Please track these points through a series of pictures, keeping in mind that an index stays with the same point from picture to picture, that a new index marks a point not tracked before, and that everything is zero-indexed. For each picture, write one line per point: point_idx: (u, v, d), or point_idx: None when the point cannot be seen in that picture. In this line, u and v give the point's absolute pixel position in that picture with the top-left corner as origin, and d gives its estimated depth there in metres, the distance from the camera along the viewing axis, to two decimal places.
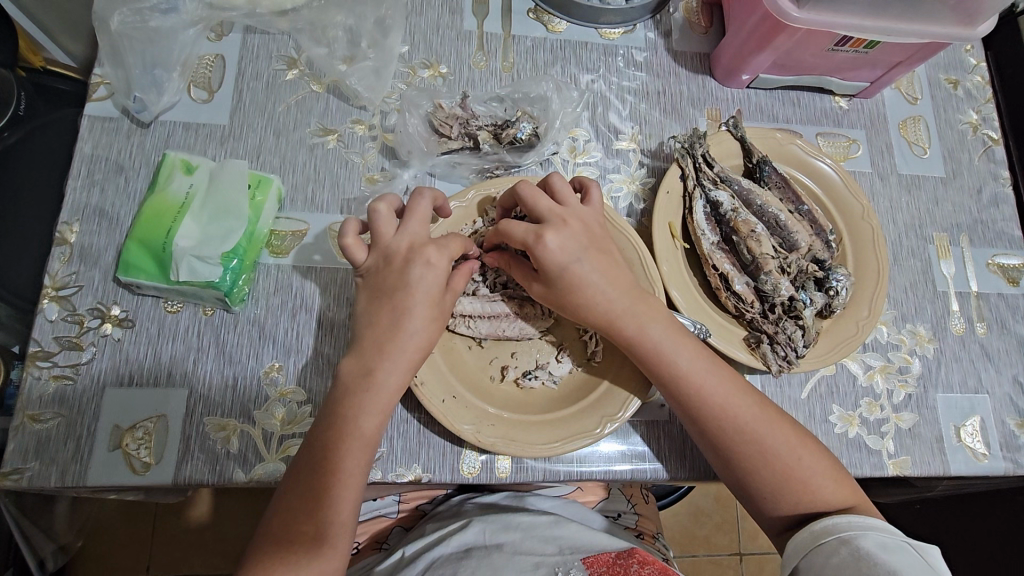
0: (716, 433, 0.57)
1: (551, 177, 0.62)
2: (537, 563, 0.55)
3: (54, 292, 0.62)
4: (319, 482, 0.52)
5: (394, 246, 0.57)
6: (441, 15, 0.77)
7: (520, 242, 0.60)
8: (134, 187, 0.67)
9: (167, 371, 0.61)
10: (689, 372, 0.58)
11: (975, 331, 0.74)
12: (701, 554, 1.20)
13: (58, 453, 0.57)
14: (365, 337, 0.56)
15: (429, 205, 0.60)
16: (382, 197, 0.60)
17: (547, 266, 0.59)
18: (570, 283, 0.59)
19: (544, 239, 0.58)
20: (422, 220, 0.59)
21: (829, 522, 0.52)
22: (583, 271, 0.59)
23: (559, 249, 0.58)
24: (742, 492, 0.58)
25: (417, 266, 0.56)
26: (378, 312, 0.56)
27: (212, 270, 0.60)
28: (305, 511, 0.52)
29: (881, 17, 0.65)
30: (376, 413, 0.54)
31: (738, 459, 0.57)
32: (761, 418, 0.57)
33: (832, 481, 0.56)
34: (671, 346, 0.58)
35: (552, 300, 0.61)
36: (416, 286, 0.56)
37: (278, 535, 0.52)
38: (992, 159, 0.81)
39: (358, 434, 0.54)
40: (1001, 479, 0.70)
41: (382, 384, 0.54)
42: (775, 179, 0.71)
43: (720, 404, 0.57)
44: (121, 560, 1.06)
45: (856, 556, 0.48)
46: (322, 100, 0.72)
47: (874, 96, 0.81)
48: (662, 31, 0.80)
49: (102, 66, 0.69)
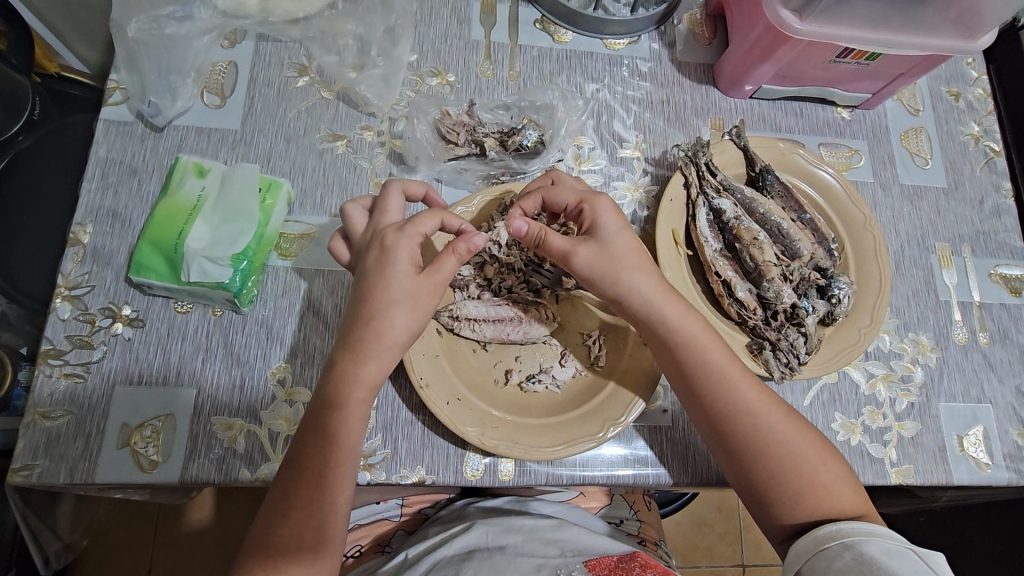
0: (743, 431, 0.57)
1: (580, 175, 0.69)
2: (538, 565, 0.56)
3: (66, 291, 0.63)
4: (296, 485, 0.53)
5: (362, 239, 0.59)
6: (449, 25, 0.78)
7: (574, 203, 0.62)
8: (147, 189, 0.68)
9: (175, 371, 0.62)
10: (725, 368, 0.58)
11: (978, 341, 0.74)
12: (704, 565, 1.20)
13: (68, 451, 0.58)
14: (348, 333, 0.56)
15: (398, 198, 0.61)
16: (354, 198, 0.62)
17: (602, 224, 0.60)
18: (617, 252, 0.60)
19: (603, 198, 0.61)
20: (390, 213, 0.60)
21: (833, 526, 0.52)
22: (633, 241, 0.61)
23: (613, 214, 0.61)
24: (756, 496, 0.58)
25: (373, 253, 0.57)
26: (359, 314, 0.56)
27: (223, 271, 0.61)
28: (283, 514, 0.52)
29: (883, 29, 0.65)
30: (354, 413, 0.55)
31: (770, 459, 0.56)
32: (789, 421, 0.58)
33: (850, 489, 0.56)
34: (704, 338, 0.59)
35: (600, 262, 0.59)
36: (378, 275, 0.56)
37: (259, 538, 0.52)
38: (994, 170, 0.82)
39: (339, 439, 0.54)
40: (1004, 489, 0.70)
41: (355, 379, 0.55)
42: (778, 188, 0.72)
43: (753, 401, 0.58)
44: (125, 560, 1.07)
45: (860, 560, 0.49)
46: (332, 107, 0.74)
47: (875, 107, 0.82)
48: (667, 42, 0.81)
49: (118, 72, 0.70)
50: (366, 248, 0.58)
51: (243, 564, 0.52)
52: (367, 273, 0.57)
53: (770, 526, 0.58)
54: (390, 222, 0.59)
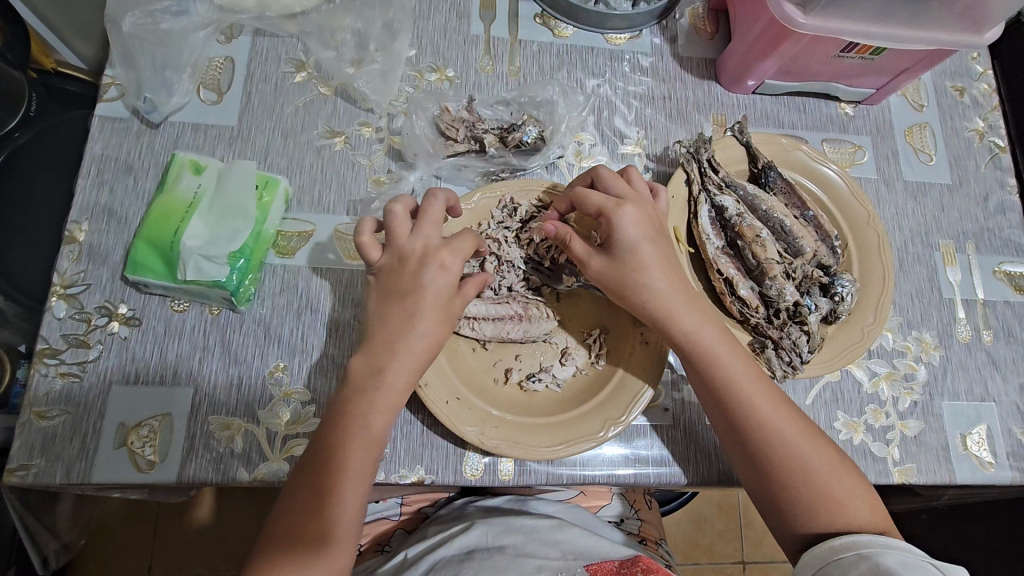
0: (757, 443, 0.57)
1: (631, 170, 0.65)
2: (540, 566, 0.56)
3: (62, 290, 0.63)
4: (322, 478, 0.53)
5: (410, 250, 0.58)
6: (448, 20, 0.77)
7: (596, 209, 0.60)
8: (144, 186, 0.68)
9: (172, 370, 0.61)
10: (740, 380, 0.58)
11: (981, 339, 0.74)
12: (704, 563, 1.20)
13: (64, 450, 0.58)
14: (383, 338, 0.57)
15: (442, 206, 0.60)
16: (398, 197, 0.60)
17: (619, 236, 0.59)
18: (639, 259, 0.59)
19: (624, 209, 0.59)
20: (434, 221, 0.59)
21: (850, 537, 0.52)
22: (650, 254, 0.59)
23: (634, 221, 0.59)
24: (766, 504, 0.58)
25: (431, 269, 0.58)
26: (398, 317, 0.57)
27: (220, 270, 0.60)
28: (309, 511, 0.52)
29: (889, 23, 0.65)
30: (385, 411, 0.55)
31: (779, 473, 0.56)
32: (804, 436, 0.57)
33: (866, 505, 0.55)
34: (722, 349, 0.59)
35: (612, 274, 0.60)
36: (428, 289, 0.57)
37: (282, 534, 0.52)
38: (999, 166, 0.81)
39: (373, 433, 0.55)
40: (1007, 488, 0.70)
41: (391, 379, 0.56)
42: (780, 185, 0.71)
43: (768, 416, 0.57)
44: (124, 560, 1.07)
45: (876, 571, 0.49)
46: (330, 103, 0.73)
47: (879, 102, 0.81)
48: (669, 37, 0.80)
49: (114, 68, 0.70)
50: (410, 262, 0.58)
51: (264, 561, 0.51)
52: (417, 285, 0.58)
53: (777, 533, 0.58)
54: (434, 235, 0.59)
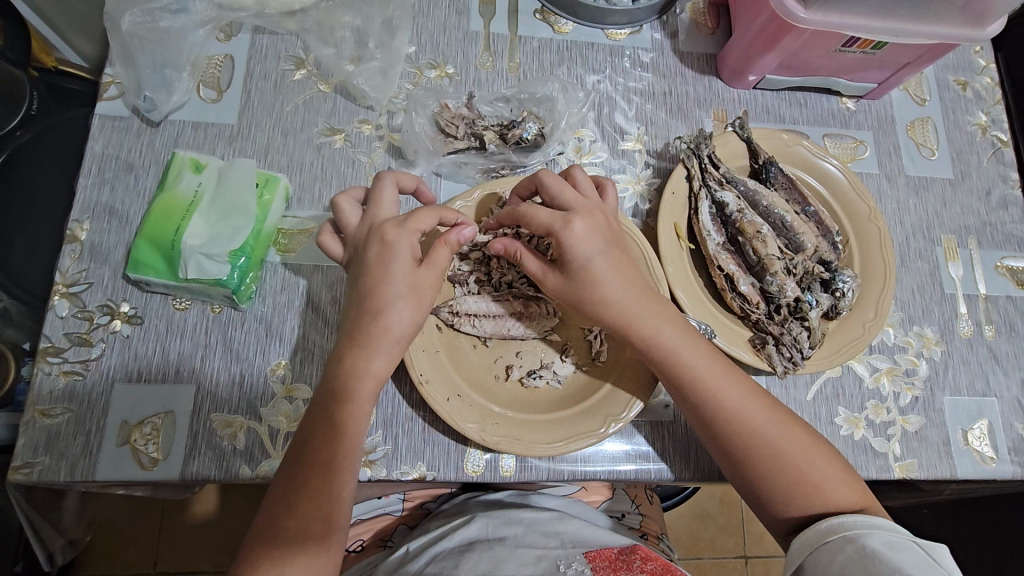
0: (726, 436, 0.57)
1: (573, 168, 0.64)
2: (539, 556, 0.55)
3: (64, 288, 0.63)
4: (304, 473, 0.53)
5: (359, 233, 0.59)
6: (448, 16, 0.77)
7: (544, 227, 0.59)
8: (144, 184, 0.68)
9: (175, 367, 0.62)
10: (702, 377, 0.58)
11: (983, 334, 0.73)
12: (706, 557, 1.20)
13: (69, 448, 0.58)
14: (350, 325, 0.56)
15: (392, 189, 0.60)
16: (345, 192, 0.62)
17: (570, 253, 0.58)
18: (592, 274, 0.58)
19: (573, 224, 0.58)
20: (389, 204, 0.59)
21: (835, 520, 0.52)
22: (605, 264, 0.58)
23: (586, 234, 0.58)
24: (749, 494, 0.58)
25: (374, 247, 0.56)
26: (359, 304, 0.56)
27: (220, 268, 0.60)
28: (288, 506, 0.52)
29: (890, 17, 0.64)
30: (360, 403, 0.54)
31: (752, 463, 0.57)
32: (776, 423, 0.57)
33: (845, 484, 0.56)
34: (687, 351, 0.58)
35: (569, 291, 0.60)
36: (377, 267, 0.56)
37: (265, 530, 0.52)
38: (1001, 161, 0.81)
39: (345, 428, 0.54)
40: (1008, 483, 0.70)
41: (359, 369, 0.54)
42: (781, 180, 0.71)
43: (733, 410, 0.57)
44: (128, 556, 1.07)
45: (862, 554, 0.48)
46: (329, 100, 0.73)
47: (881, 97, 0.81)
48: (669, 32, 0.80)
49: (113, 66, 0.70)
50: (363, 243, 0.57)
51: (251, 556, 0.51)
52: (367, 267, 0.56)
53: (763, 520, 0.59)
54: (385, 215, 0.58)
